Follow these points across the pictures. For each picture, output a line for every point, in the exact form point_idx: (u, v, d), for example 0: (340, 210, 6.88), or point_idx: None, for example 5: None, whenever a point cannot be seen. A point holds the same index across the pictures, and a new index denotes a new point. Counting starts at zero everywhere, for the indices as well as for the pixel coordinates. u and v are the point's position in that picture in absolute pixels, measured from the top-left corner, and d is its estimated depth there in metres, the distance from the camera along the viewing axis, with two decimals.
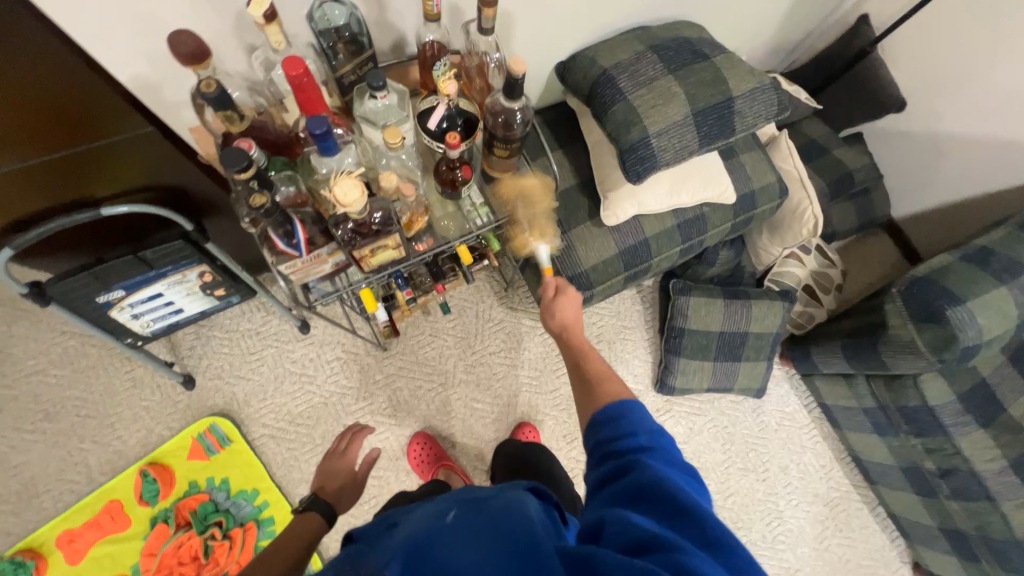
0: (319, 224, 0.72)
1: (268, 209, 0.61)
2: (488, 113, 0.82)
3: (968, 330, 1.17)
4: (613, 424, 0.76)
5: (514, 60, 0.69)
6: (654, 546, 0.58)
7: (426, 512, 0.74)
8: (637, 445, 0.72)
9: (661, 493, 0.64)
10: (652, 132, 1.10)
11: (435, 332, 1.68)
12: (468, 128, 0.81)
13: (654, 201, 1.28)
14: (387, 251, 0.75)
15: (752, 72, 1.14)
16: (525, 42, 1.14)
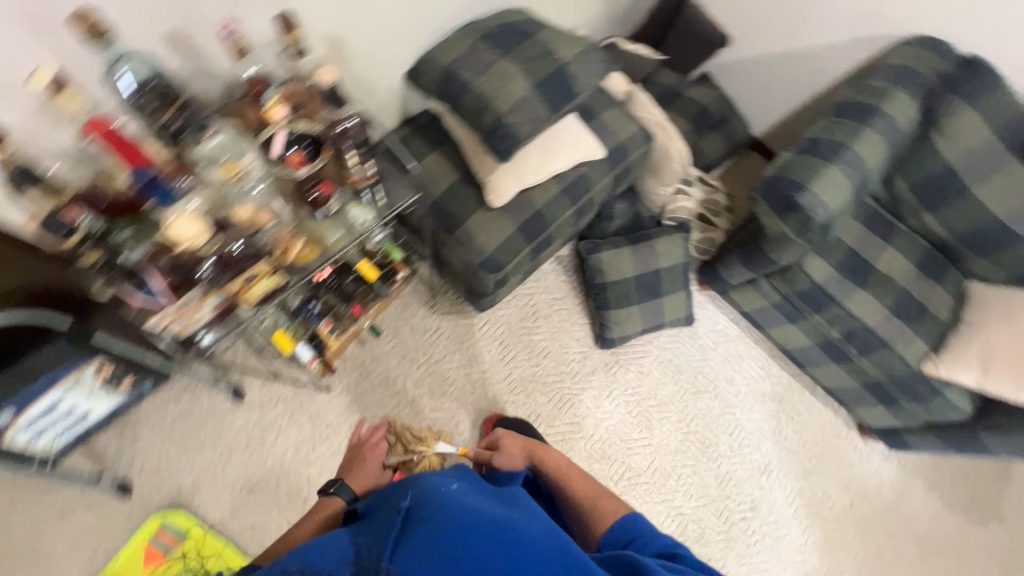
0: (178, 272, 0.78)
1: (99, 263, 0.75)
2: (326, 129, 0.87)
3: (817, 209, 1.35)
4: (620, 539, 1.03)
5: (326, 69, 0.79)
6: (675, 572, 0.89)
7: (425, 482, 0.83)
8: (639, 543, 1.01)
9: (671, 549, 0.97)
10: (503, 111, 1.19)
11: (380, 357, 1.69)
12: (314, 148, 0.85)
13: (534, 172, 1.37)
14: (262, 281, 0.84)
15: (574, 38, 1.27)
16: (364, 58, 1.19)
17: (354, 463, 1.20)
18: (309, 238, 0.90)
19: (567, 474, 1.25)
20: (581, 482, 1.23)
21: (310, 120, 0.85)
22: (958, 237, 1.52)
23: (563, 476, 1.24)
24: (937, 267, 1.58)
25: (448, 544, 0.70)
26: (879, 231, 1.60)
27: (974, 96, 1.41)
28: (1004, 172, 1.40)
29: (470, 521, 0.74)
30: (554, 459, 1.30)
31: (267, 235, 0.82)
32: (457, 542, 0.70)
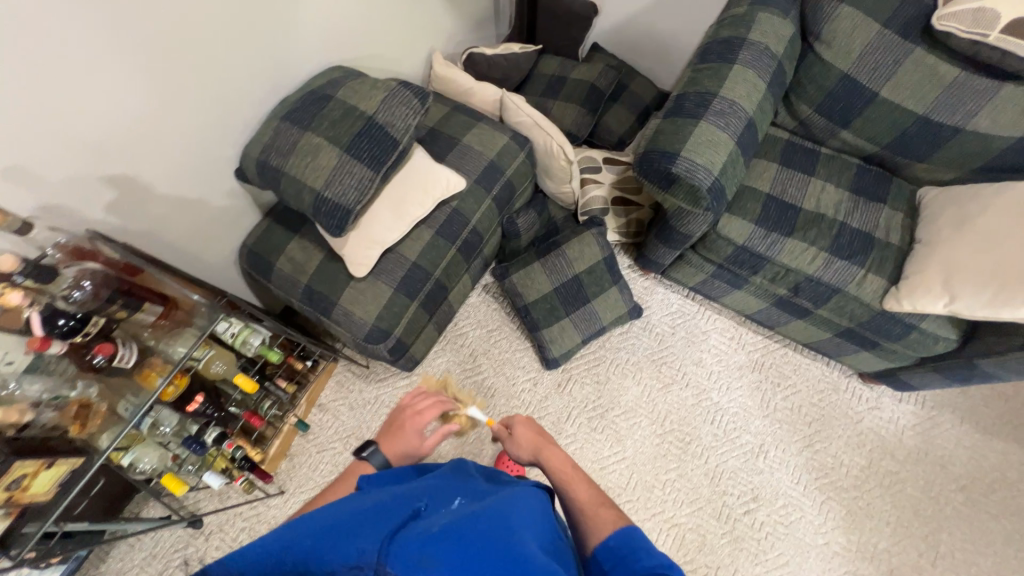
0: None
1: None
2: (66, 298, 0.89)
3: (701, 172, 1.18)
4: (617, 553, 0.85)
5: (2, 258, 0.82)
6: None
7: (431, 488, 0.87)
8: (641, 563, 0.80)
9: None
10: (320, 186, 1.12)
11: (338, 432, 1.66)
12: (71, 323, 0.88)
13: (393, 229, 1.29)
14: (40, 473, 0.84)
15: (379, 85, 1.18)
16: (172, 177, 1.15)
17: (393, 427, 1.13)
18: (100, 401, 0.96)
19: (570, 478, 1.07)
20: (587, 488, 1.05)
21: (48, 296, 0.87)
22: (887, 147, 1.31)
23: (566, 481, 1.07)
24: (877, 184, 1.37)
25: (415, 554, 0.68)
26: (798, 165, 1.41)
27: None
28: (910, 62, 1.19)
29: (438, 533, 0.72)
30: (561, 461, 1.12)
31: (43, 421, 0.90)
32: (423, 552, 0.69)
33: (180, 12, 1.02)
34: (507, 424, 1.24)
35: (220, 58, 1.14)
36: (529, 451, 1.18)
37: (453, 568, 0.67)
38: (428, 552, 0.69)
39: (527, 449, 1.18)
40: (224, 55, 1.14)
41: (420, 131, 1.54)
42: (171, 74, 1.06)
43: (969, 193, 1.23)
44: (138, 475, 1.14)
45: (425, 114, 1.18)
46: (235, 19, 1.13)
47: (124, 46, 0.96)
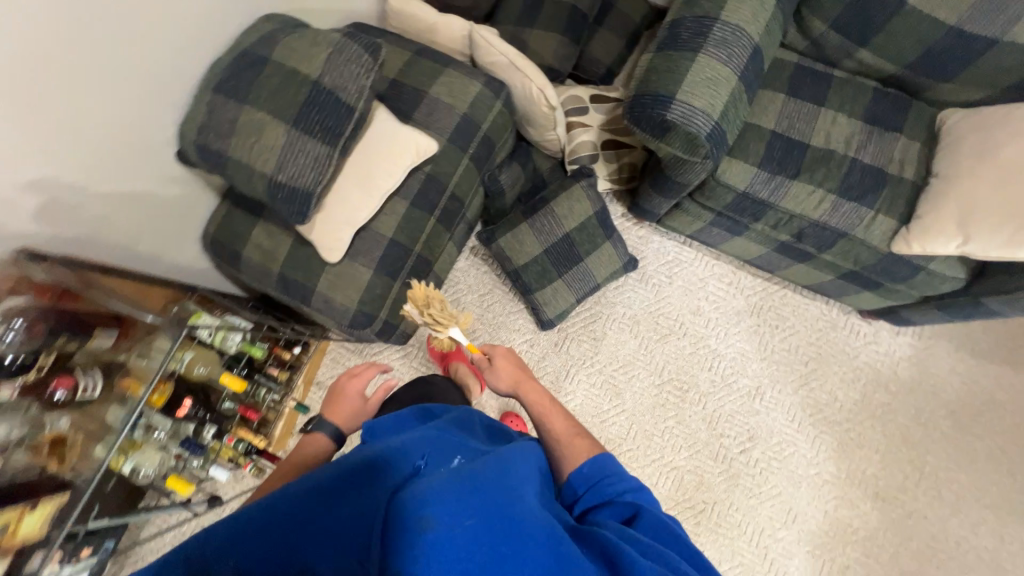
0: None
1: None
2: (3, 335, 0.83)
3: (699, 118, 1.05)
4: (592, 483, 0.87)
5: None
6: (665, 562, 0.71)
7: (423, 439, 0.79)
8: (612, 495, 0.85)
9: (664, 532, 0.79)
10: (272, 170, 0.99)
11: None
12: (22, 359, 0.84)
13: (362, 207, 1.19)
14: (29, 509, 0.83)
15: (320, 37, 0.99)
16: (104, 172, 1.01)
17: (334, 397, 1.20)
18: (75, 431, 0.92)
19: (546, 411, 1.05)
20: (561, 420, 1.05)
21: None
22: (911, 67, 1.15)
23: (542, 415, 1.05)
24: (895, 111, 1.23)
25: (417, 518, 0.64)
26: (808, 94, 1.25)
27: None
28: None
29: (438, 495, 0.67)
30: (538, 395, 1.10)
31: (16, 462, 0.85)
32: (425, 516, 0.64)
33: None
34: (487, 354, 1.19)
35: (125, 19, 0.94)
36: (506, 382, 1.14)
37: (458, 530, 0.64)
38: (429, 515, 0.64)
39: (504, 380, 1.15)
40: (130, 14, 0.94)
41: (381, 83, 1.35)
42: (80, 42, 0.89)
43: (997, 117, 1.11)
44: (140, 481, 1.14)
45: (380, 73, 1.01)
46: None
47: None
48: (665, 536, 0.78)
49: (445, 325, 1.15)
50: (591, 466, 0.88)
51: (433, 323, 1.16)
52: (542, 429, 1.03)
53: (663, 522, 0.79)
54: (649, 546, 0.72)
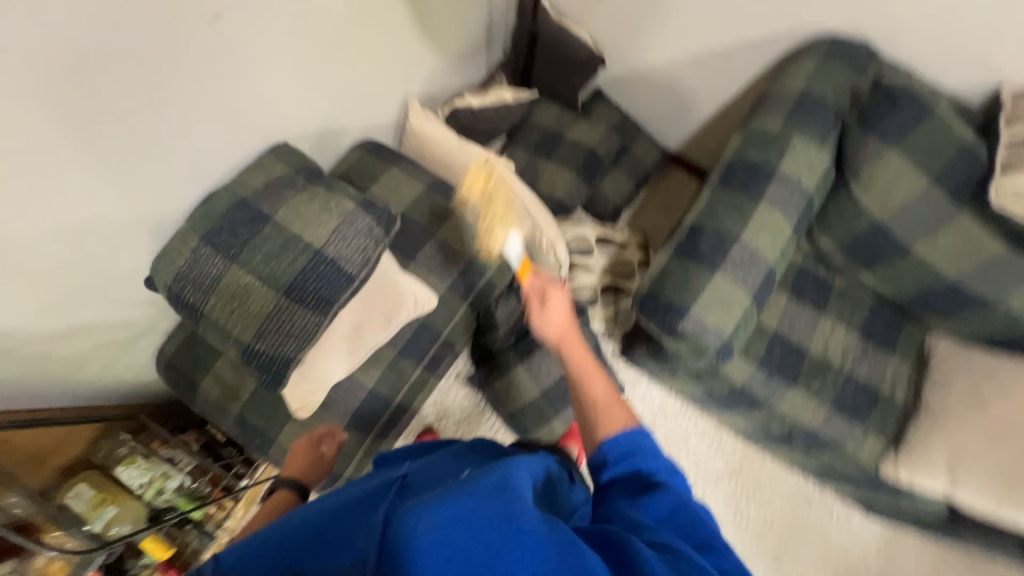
0: None
1: None
2: None
3: (708, 335, 1.02)
4: (625, 455, 0.74)
5: None
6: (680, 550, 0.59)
7: (434, 462, 0.73)
8: (643, 471, 0.72)
9: (690, 517, 0.67)
10: (251, 338, 0.89)
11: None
12: None
13: (335, 369, 1.06)
14: None
15: (333, 204, 0.92)
16: (48, 305, 0.89)
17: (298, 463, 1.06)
18: None
19: (587, 375, 0.87)
20: (602, 386, 0.86)
21: None
22: (908, 298, 1.19)
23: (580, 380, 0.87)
24: (889, 331, 1.26)
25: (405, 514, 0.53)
26: (810, 298, 1.27)
27: (902, 132, 1.02)
28: (952, 230, 1.04)
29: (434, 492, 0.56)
30: (582, 356, 0.92)
31: None
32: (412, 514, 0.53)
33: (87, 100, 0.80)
34: (541, 290, 0.97)
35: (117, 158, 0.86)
36: (555, 329, 0.95)
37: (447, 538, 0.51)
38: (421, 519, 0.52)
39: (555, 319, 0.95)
40: (119, 149, 0.87)
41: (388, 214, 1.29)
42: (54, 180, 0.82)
43: (984, 365, 1.14)
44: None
45: (390, 244, 0.94)
46: (130, 104, 0.85)
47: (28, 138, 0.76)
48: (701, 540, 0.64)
49: (496, 239, 1.15)
50: (629, 430, 0.77)
51: (494, 221, 1.16)
52: (579, 390, 0.86)
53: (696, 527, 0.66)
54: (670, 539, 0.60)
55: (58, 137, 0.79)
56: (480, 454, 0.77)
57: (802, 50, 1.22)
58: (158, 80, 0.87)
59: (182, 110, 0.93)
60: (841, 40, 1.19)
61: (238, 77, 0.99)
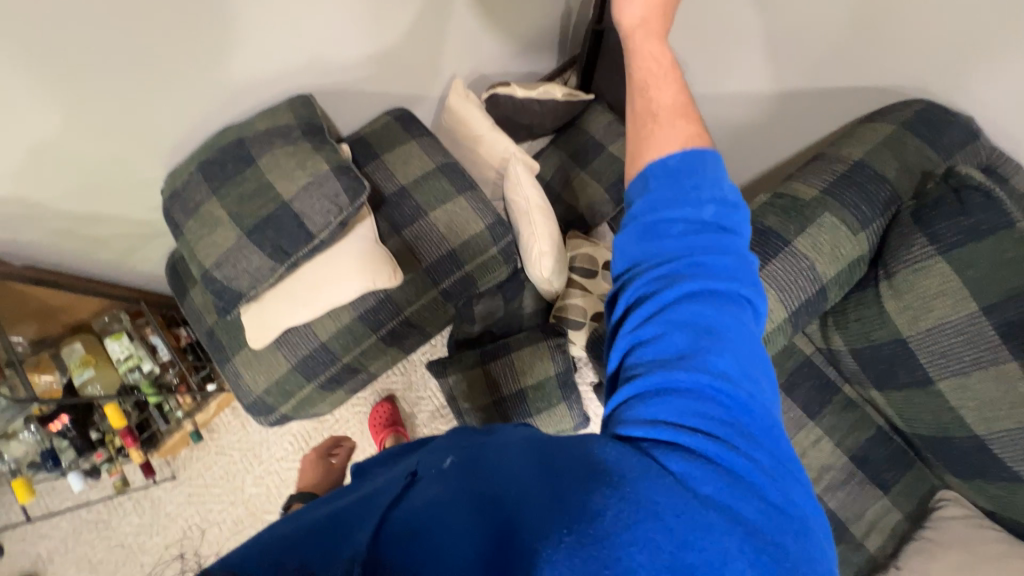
0: None
1: None
2: None
3: None
4: (680, 173, 0.62)
5: None
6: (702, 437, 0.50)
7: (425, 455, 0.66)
8: (689, 235, 0.59)
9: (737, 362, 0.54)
10: (210, 265, 0.97)
11: (215, 449, 1.54)
12: None
13: (288, 315, 1.12)
14: None
15: (310, 162, 0.97)
16: (74, 192, 1.04)
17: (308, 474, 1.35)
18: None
19: (648, 84, 0.72)
20: (671, 88, 0.71)
21: None
22: (921, 438, 0.98)
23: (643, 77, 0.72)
24: (890, 463, 1.06)
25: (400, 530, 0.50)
26: (804, 396, 1.10)
27: (957, 241, 0.82)
28: (994, 378, 0.83)
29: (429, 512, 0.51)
30: (650, 59, 0.73)
31: None
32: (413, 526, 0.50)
33: (123, 30, 0.87)
34: None
35: (146, 81, 0.96)
36: (634, 14, 0.72)
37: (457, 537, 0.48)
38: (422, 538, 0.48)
39: (634, 9, 0.72)
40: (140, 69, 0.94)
41: (390, 185, 1.31)
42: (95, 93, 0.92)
43: (998, 546, 0.91)
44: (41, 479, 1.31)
45: (352, 213, 0.97)
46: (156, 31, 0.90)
47: (66, 54, 0.85)
48: (730, 369, 0.53)
49: None
50: (680, 157, 0.63)
51: None
52: (632, 98, 0.72)
53: (731, 358, 0.54)
54: (690, 383, 0.53)
55: (95, 60, 0.88)
56: (473, 437, 0.67)
57: (880, 113, 1.02)
58: (191, 24, 0.93)
59: (206, 44, 0.97)
60: (935, 111, 0.97)
61: (269, 24, 1.02)
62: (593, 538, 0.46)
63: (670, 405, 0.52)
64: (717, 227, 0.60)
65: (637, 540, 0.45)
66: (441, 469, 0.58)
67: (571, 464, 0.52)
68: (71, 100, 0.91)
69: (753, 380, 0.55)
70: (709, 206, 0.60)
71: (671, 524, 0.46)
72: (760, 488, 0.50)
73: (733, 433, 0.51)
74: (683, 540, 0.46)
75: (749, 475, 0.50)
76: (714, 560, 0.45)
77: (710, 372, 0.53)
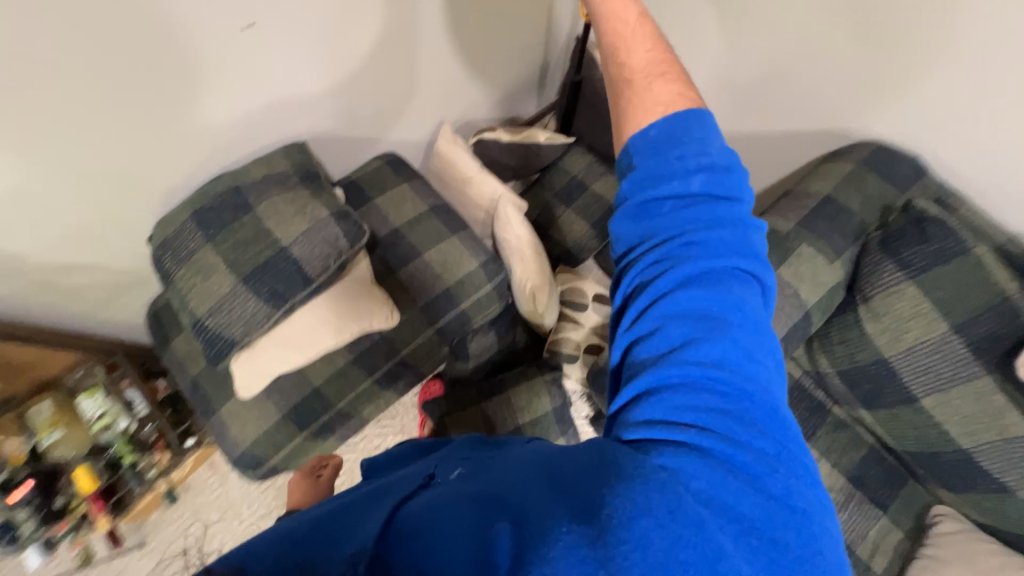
0: None
1: None
2: None
3: None
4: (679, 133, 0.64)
5: None
6: (701, 428, 0.53)
7: (432, 465, 0.66)
8: (697, 217, 0.61)
9: (734, 353, 0.56)
10: (204, 312, 0.95)
11: (188, 512, 1.42)
12: None
13: (281, 362, 1.09)
14: None
15: (309, 208, 0.98)
16: (50, 240, 1.00)
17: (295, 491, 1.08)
18: None
19: (634, 65, 0.70)
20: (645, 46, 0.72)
21: None
22: (911, 454, 1.02)
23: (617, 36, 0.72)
24: (885, 484, 1.09)
25: (407, 527, 0.51)
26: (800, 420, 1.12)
27: (923, 267, 0.90)
28: (971, 391, 0.89)
29: (435, 512, 0.52)
30: (628, 44, 0.71)
31: None
32: (420, 526, 0.50)
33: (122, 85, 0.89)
34: None
35: (141, 133, 0.97)
36: None
37: (461, 527, 0.49)
38: (427, 534, 0.50)
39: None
40: (126, 114, 0.93)
41: (384, 227, 1.33)
42: (86, 143, 0.92)
43: (994, 561, 0.94)
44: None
45: (351, 256, 0.98)
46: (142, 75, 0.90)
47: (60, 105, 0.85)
48: (726, 355, 0.56)
49: None
50: (671, 125, 0.64)
51: None
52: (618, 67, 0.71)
53: (725, 337, 0.56)
54: (684, 376, 0.55)
55: (91, 113, 0.89)
56: (477, 453, 0.68)
57: (840, 154, 1.12)
58: (191, 78, 0.96)
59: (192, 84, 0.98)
60: (887, 151, 1.08)
61: (262, 75, 1.06)
62: (599, 533, 0.47)
63: (671, 394, 0.54)
64: (708, 196, 0.62)
65: (633, 540, 0.46)
66: (453, 476, 0.61)
67: (572, 475, 0.53)
68: (61, 150, 0.90)
69: (746, 358, 0.57)
70: (696, 180, 0.62)
71: (667, 517, 0.47)
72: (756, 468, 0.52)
73: (731, 410, 0.54)
74: (677, 535, 0.47)
75: (739, 458, 0.52)
76: (707, 539, 0.47)
77: (704, 362, 0.55)
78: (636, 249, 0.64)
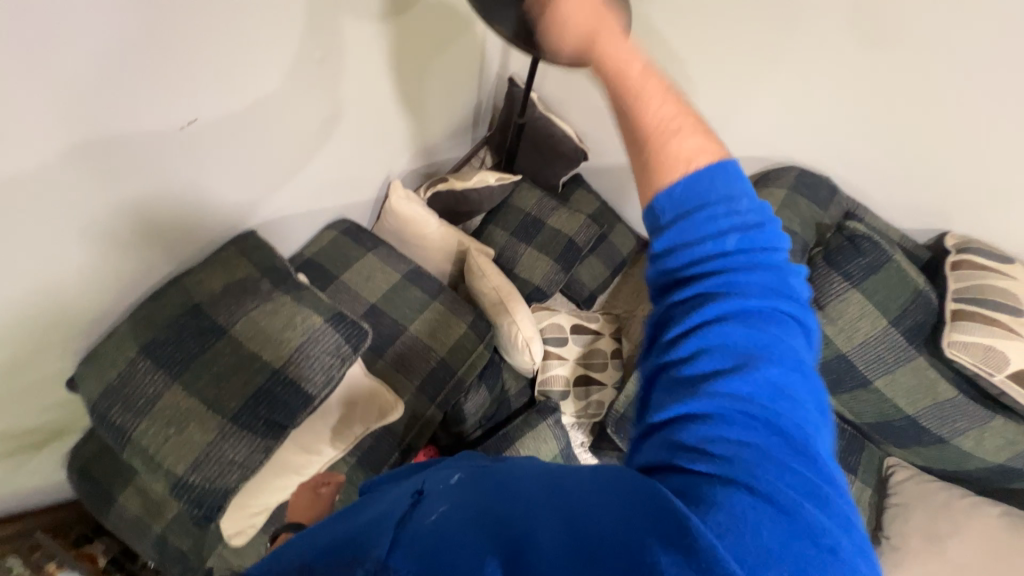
0: None
1: None
2: None
3: None
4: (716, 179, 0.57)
5: None
6: (734, 470, 0.45)
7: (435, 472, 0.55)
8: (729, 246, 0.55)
9: (766, 383, 0.50)
10: (183, 469, 0.78)
11: None
12: None
13: (278, 490, 0.94)
14: None
15: (298, 318, 0.86)
16: None
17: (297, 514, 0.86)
18: None
19: (642, 90, 0.60)
20: (662, 99, 0.60)
21: None
22: (869, 425, 1.21)
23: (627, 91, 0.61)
24: (850, 450, 1.29)
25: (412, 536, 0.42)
26: None
27: (863, 276, 1.08)
28: (909, 368, 1.10)
29: (439, 520, 0.43)
30: (627, 64, 0.62)
31: None
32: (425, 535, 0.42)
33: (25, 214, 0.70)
34: None
35: None
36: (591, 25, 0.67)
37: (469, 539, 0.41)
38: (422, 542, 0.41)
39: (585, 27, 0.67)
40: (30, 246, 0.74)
41: (358, 304, 1.22)
42: None
43: (940, 496, 1.16)
44: None
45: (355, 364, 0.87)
46: (66, 204, 0.77)
47: None
48: (756, 384, 0.49)
49: None
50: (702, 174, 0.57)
51: None
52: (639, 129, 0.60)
53: (758, 371, 0.50)
54: (715, 401, 0.48)
55: None
56: (481, 462, 0.59)
57: (771, 179, 1.30)
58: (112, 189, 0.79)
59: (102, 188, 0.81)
60: (809, 175, 1.28)
61: (194, 164, 0.92)
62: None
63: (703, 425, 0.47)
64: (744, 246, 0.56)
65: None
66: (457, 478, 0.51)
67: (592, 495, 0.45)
68: None
69: (778, 387, 0.50)
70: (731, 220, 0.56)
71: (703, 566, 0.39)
72: (802, 522, 0.43)
73: (764, 452, 0.46)
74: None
75: (779, 500, 0.44)
76: None
77: (733, 392, 0.49)
78: (666, 258, 0.58)
